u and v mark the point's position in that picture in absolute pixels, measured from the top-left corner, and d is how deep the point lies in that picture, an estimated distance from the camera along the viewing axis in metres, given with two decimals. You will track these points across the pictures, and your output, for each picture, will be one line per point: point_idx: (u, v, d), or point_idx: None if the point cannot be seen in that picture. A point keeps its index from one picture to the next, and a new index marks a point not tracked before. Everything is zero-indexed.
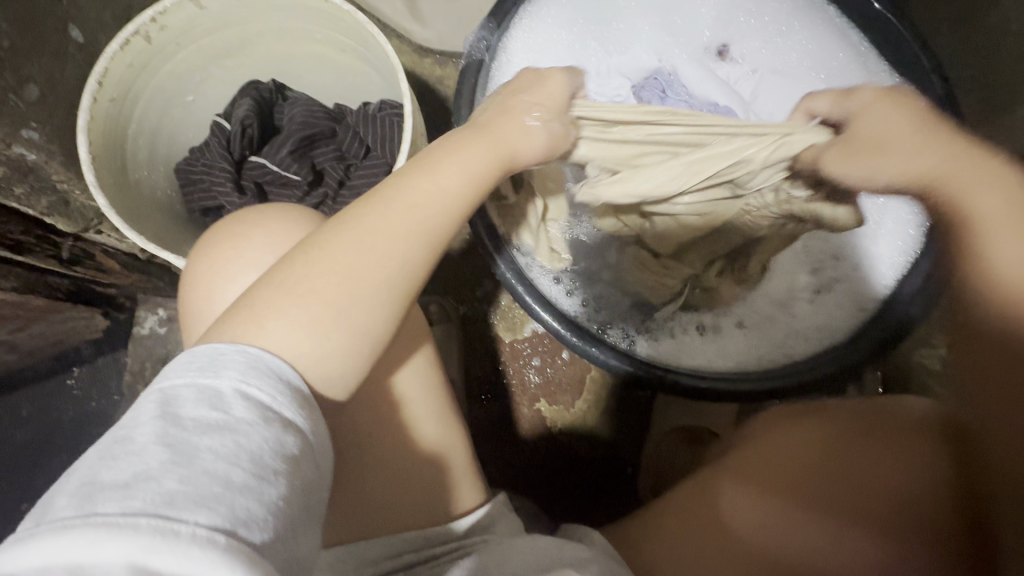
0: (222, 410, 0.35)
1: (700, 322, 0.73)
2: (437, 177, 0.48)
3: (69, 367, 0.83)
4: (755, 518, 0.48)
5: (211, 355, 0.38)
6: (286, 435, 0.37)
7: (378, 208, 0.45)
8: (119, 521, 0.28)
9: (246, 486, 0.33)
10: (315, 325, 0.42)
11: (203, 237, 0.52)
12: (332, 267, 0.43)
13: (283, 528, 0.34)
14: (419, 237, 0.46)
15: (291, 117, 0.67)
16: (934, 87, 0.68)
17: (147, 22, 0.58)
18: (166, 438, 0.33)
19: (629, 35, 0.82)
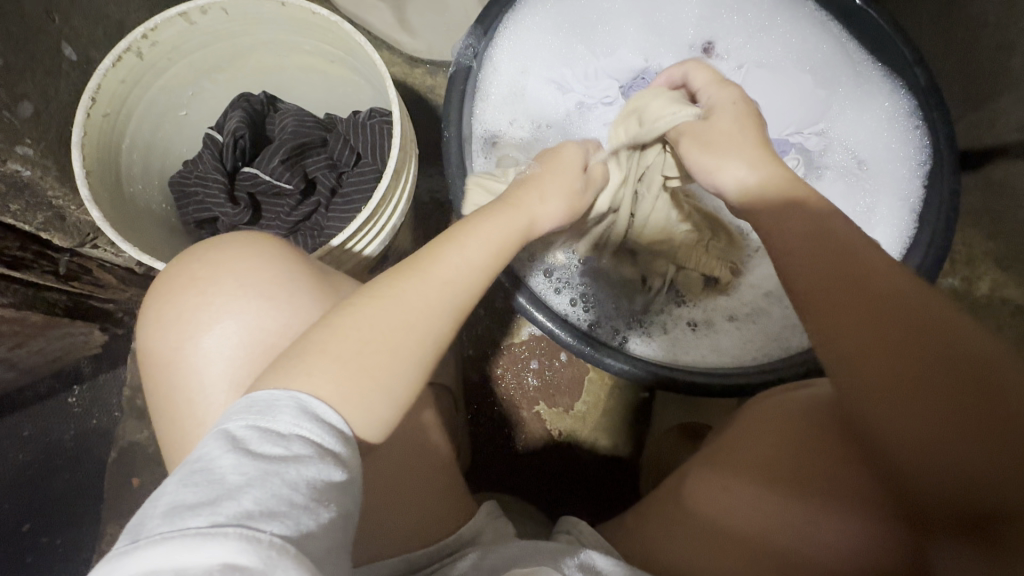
0: (284, 442, 0.36)
1: (691, 318, 0.74)
2: (466, 242, 0.49)
3: (70, 386, 0.83)
4: (737, 511, 0.48)
5: (266, 399, 0.38)
6: (339, 467, 0.37)
7: (416, 282, 0.45)
8: (208, 530, 0.30)
9: (309, 507, 0.34)
10: (352, 392, 0.40)
11: (155, 287, 0.49)
12: (368, 332, 0.42)
13: (337, 548, 0.35)
14: (451, 311, 0.46)
15: (282, 128, 0.68)
16: (918, 79, 0.70)
17: (139, 38, 0.59)
18: (239, 463, 0.34)
19: (614, 37, 0.83)
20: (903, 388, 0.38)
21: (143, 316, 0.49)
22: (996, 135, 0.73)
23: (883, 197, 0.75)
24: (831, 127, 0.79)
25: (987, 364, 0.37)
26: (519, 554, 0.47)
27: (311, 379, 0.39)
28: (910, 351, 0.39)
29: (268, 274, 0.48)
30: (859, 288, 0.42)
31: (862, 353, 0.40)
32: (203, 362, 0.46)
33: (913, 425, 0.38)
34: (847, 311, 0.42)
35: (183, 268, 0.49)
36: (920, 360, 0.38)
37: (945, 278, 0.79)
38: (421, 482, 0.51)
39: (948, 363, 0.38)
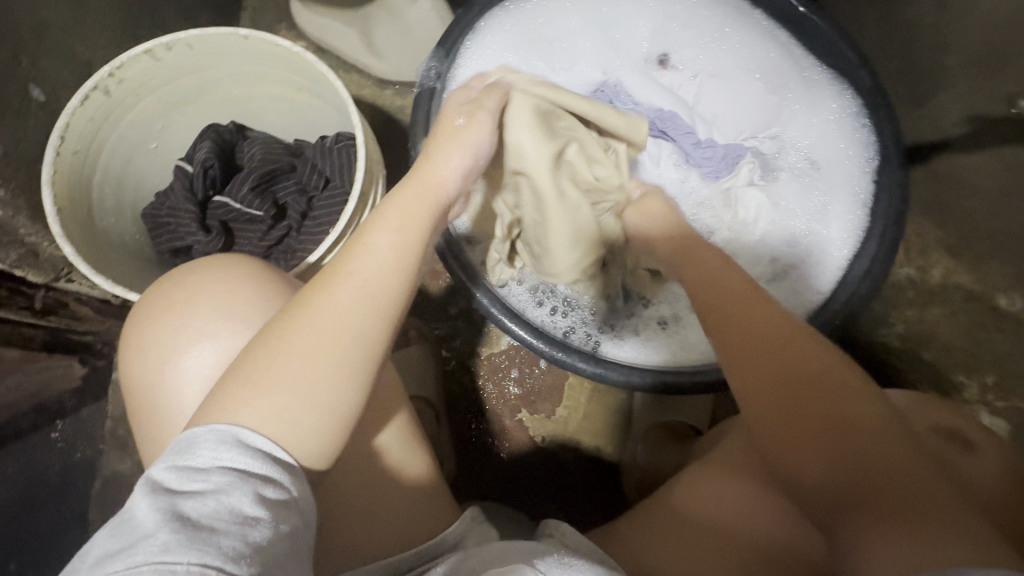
0: (204, 475, 0.37)
1: (660, 317, 0.76)
2: (374, 243, 0.47)
3: (53, 420, 0.80)
4: (724, 503, 0.53)
5: (187, 438, 0.40)
6: (267, 486, 0.39)
7: (329, 287, 0.44)
8: (123, 572, 0.31)
9: (233, 529, 0.35)
10: (278, 410, 0.41)
11: (133, 310, 0.51)
12: (289, 353, 0.42)
13: (271, 565, 0.35)
14: (370, 310, 0.44)
15: (251, 156, 0.70)
16: (863, 80, 0.74)
17: (105, 77, 0.61)
18: (156, 503, 0.36)
19: (573, 53, 0.87)
20: (790, 417, 0.45)
21: (126, 342, 0.50)
22: (939, 130, 0.77)
23: (837, 194, 0.78)
24: (782, 131, 0.83)
25: (865, 405, 0.44)
26: (496, 554, 0.48)
27: (239, 412, 0.41)
28: (795, 383, 0.45)
29: (249, 297, 0.50)
30: (755, 328, 0.48)
31: (758, 383, 0.46)
32: (185, 385, 0.47)
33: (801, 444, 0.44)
34: (744, 345, 0.48)
35: (165, 294, 0.50)
36: (816, 396, 0.44)
37: (900, 268, 0.83)
38: (396, 490, 0.53)
39: (835, 401, 0.44)
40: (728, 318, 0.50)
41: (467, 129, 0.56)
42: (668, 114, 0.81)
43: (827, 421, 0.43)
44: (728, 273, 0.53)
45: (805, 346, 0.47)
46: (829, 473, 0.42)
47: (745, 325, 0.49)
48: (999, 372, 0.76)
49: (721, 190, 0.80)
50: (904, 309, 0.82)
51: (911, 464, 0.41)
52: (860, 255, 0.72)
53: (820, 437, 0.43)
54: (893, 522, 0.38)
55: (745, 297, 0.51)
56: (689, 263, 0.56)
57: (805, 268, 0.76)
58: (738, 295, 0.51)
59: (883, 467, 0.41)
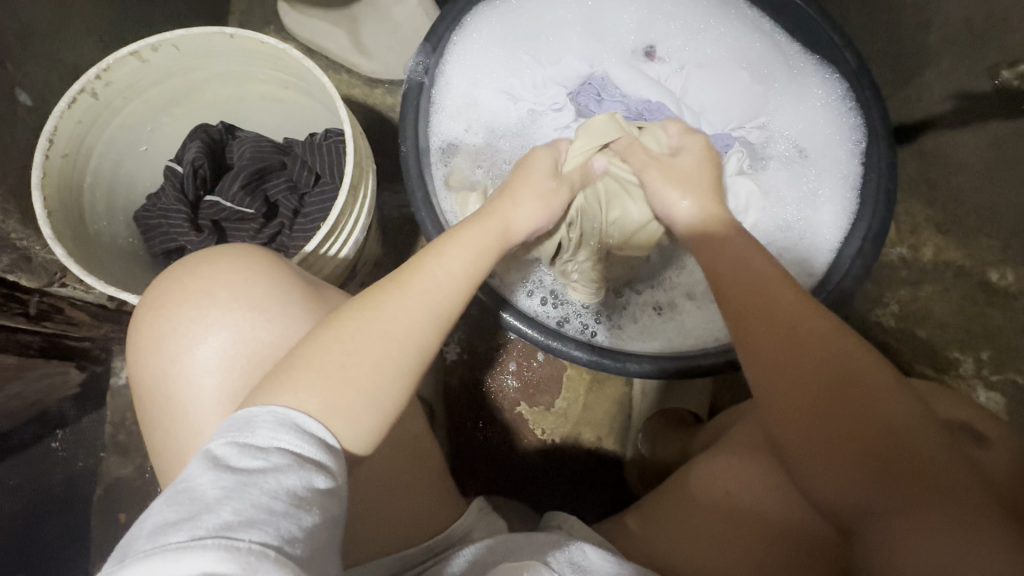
0: (264, 454, 0.37)
1: (656, 303, 0.77)
2: (449, 266, 0.50)
3: (53, 430, 0.80)
4: (738, 494, 0.53)
5: (245, 417, 0.39)
6: (319, 474, 0.38)
7: (402, 294, 0.47)
8: (187, 543, 0.31)
9: (289, 512, 0.34)
10: (340, 406, 0.42)
11: (142, 301, 0.51)
12: (363, 353, 0.44)
13: (321, 552, 0.35)
14: (433, 321, 0.47)
15: (240, 155, 0.70)
16: (848, 63, 0.74)
17: (92, 79, 0.61)
18: (217, 478, 0.35)
19: (560, 46, 0.87)
20: (807, 421, 0.44)
21: (136, 332, 0.50)
22: (925, 109, 0.77)
23: (827, 177, 0.78)
24: (770, 120, 0.83)
25: (895, 402, 0.43)
26: (506, 544, 0.50)
27: (301, 396, 0.41)
28: (816, 384, 0.44)
29: (259, 285, 0.50)
30: (778, 327, 0.48)
31: (779, 384, 0.46)
32: (194, 374, 0.47)
33: (821, 446, 0.44)
34: (765, 342, 0.48)
35: (176, 282, 0.50)
36: (841, 399, 0.44)
37: (893, 248, 0.82)
38: (410, 483, 0.52)
39: (862, 401, 0.43)
40: (750, 315, 0.49)
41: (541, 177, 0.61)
42: (655, 104, 0.81)
43: (855, 424, 0.43)
44: (756, 269, 0.52)
45: (830, 342, 0.46)
46: (849, 476, 0.42)
47: (772, 323, 0.48)
48: (992, 347, 0.76)
49: None
50: (898, 288, 0.82)
51: (938, 462, 0.40)
52: (854, 234, 0.72)
53: (845, 441, 0.43)
54: (928, 523, 0.39)
55: (770, 289, 0.50)
56: (710, 254, 0.56)
57: (799, 250, 0.77)
58: (765, 288, 0.50)
59: (911, 467, 0.41)
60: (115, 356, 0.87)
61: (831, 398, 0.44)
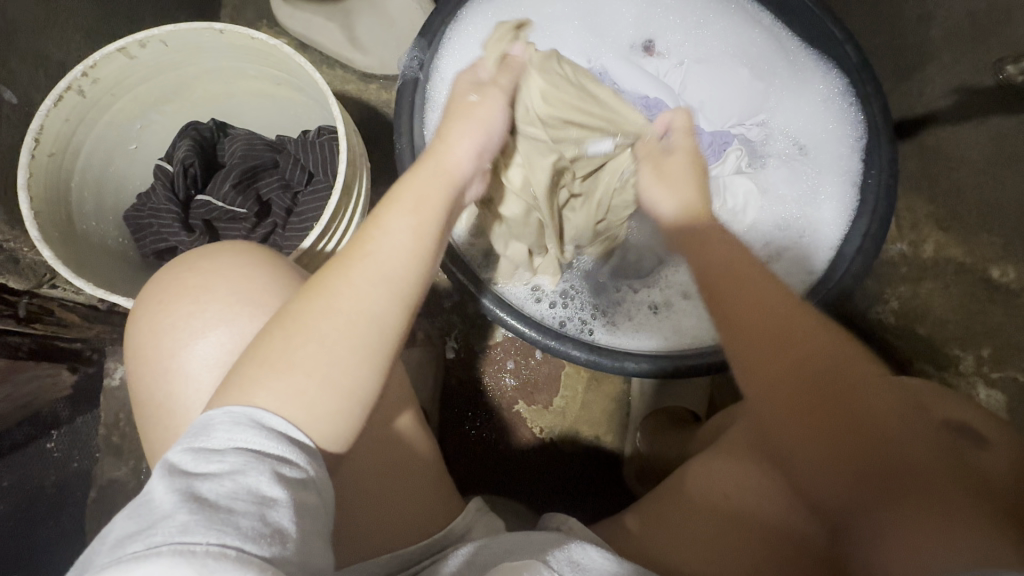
0: (220, 457, 0.36)
1: (652, 301, 0.76)
2: (390, 227, 0.46)
3: (47, 431, 0.80)
4: (733, 497, 0.52)
5: (200, 422, 0.38)
6: (282, 466, 0.37)
7: (345, 272, 0.43)
8: (143, 553, 0.31)
9: (250, 510, 0.34)
10: (298, 395, 0.40)
11: (143, 294, 0.50)
12: (307, 337, 0.42)
13: (292, 543, 0.35)
14: (381, 287, 0.44)
15: (232, 153, 0.69)
16: (849, 56, 0.73)
17: (78, 77, 0.59)
18: (174, 484, 0.34)
19: (557, 40, 0.86)
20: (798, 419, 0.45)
21: (133, 329, 0.49)
22: (926, 104, 0.77)
23: (827, 174, 0.77)
24: (770, 117, 0.82)
25: (870, 397, 0.43)
26: (506, 544, 0.49)
27: (259, 393, 0.40)
28: (806, 383, 0.44)
29: (257, 286, 0.49)
30: (762, 328, 0.47)
31: (767, 386, 0.46)
32: (189, 376, 0.46)
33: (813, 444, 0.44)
34: (751, 343, 0.47)
35: (171, 281, 0.49)
36: (831, 396, 0.44)
37: (893, 244, 0.83)
38: (407, 483, 0.52)
39: (851, 397, 0.43)
40: (736, 313, 0.49)
41: (477, 108, 0.54)
42: (651, 100, 0.78)
43: (847, 421, 0.43)
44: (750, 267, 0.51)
45: (815, 341, 0.46)
46: (844, 474, 0.43)
47: (759, 322, 0.47)
48: (993, 344, 0.75)
49: (708, 178, 0.78)
50: (899, 285, 0.82)
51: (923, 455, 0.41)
52: (853, 231, 0.71)
53: (835, 438, 0.43)
54: (914, 529, 0.39)
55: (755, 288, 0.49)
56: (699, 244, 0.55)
57: (799, 247, 0.76)
58: (750, 284, 0.50)
59: (899, 471, 0.41)
60: (108, 357, 0.85)
61: (820, 396, 0.44)
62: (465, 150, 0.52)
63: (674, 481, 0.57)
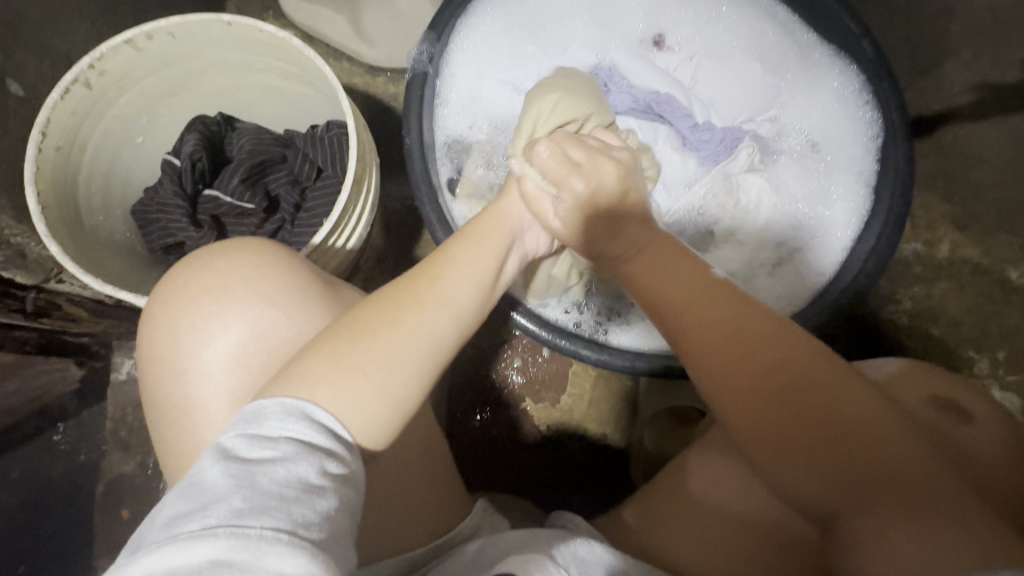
0: (273, 443, 0.36)
1: None
2: (457, 257, 0.48)
3: (55, 423, 0.80)
4: (720, 498, 0.51)
5: (253, 409, 0.38)
6: (330, 460, 0.36)
7: (413, 288, 0.45)
8: (199, 533, 0.31)
9: (300, 498, 0.33)
10: (354, 397, 0.40)
11: (153, 291, 0.49)
12: (371, 341, 0.41)
13: (338, 537, 0.34)
14: (450, 315, 0.45)
15: (240, 148, 0.68)
16: (866, 52, 0.71)
17: (85, 69, 0.58)
18: (227, 468, 0.34)
19: (567, 34, 0.84)
20: (764, 438, 0.42)
21: (142, 328, 0.48)
22: (945, 101, 0.75)
23: (841, 173, 0.76)
24: (781, 113, 0.81)
25: (856, 405, 0.41)
26: (512, 542, 0.49)
27: (316, 388, 0.39)
28: (769, 398, 0.42)
29: (268, 284, 0.48)
30: (719, 342, 0.44)
31: (738, 401, 0.43)
32: (201, 373, 0.46)
33: (781, 462, 0.42)
34: (716, 360, 0.44)
35: (181, 278, 0.49)
36: (792, 409, 0.41)
37: (907, 244, 0.79)
38: (419, 482, 0.51)
39: (808, 405, 0.41)
40: (693, 328, 0.45)
41: (539, 155, 0.60)
42: (663, 97, 0.79)
43: (811, 434, 0.41)
44: (697, 274, 0.48)
45: (781, 337, 0.43)
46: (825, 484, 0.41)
47: (710, 335, 0.44)
48: (1008, 347, 0.75)
49: (721, 175, 0.77)
50: (912, 286, 0.79)
51: (896, 461, 0.39)
52: (867, 231, 0.70)
53: (803, 454, 0.41)
54: (907, 544, 0.37)
55: (708, 300, 0.46)
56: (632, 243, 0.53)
57: (812, 247, 0.75)
58: (704, 295, 0.46)
59: (888, 479, 0.39)
60: (115, 352, 0.85)
61: (783, 411, 0.41)
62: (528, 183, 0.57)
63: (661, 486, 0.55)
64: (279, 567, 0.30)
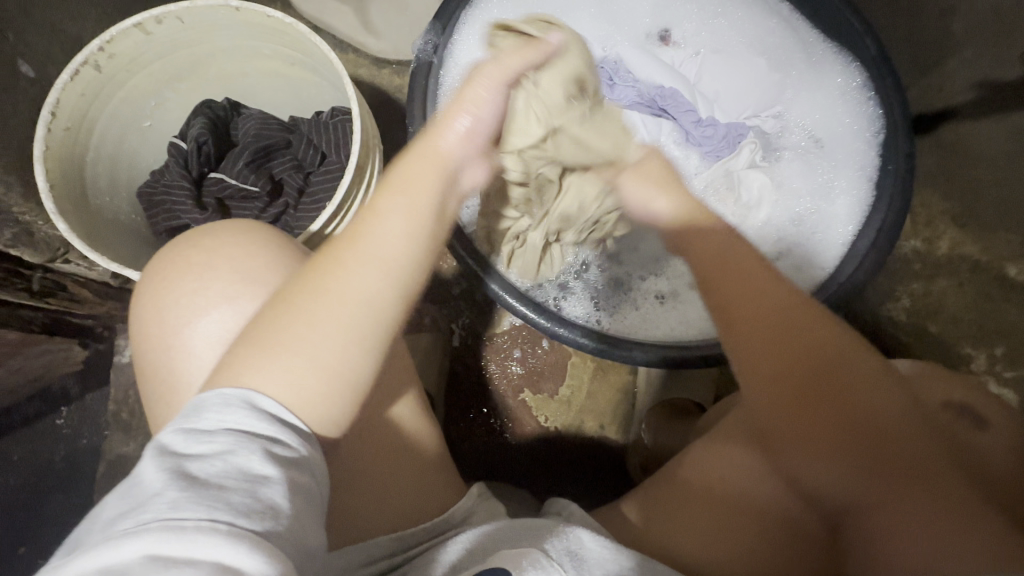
0: (211, 437, 0.36)
1: (659, 291, 0.76)
2: (384, 209, 0.42)
3: (58, 407, 0.82)
4: (726, 487, 0.51)
5: (192, 404, 0.38)
6: (274, 446, 0.37)
7: (331, 252, 0.42)
8: (133, 529, 0.31)
9: (241, 487, 0.34)
10: (298, 376, 0.39)
11: (154, 264, 0.49)
12: (294, 317, 0.40)
13: (285, 521, 0.34)
14: (375, 268, 0.41)
15: (245, 131, 0.69)
16: (868, 48, 0.71)
17: (95, 51, 0.60)
18: (163, 464, 0.34)
19: (572, 26, 0.85)
20: (793, 414, 0.44)
21: (141, 303, 0.49)
22: (945, 99, 0.75)
23: (843, 168, 0.76)
24: (786, 109, 0.81)
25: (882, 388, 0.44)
26: (504, 532, 0.49)
27: (257, 378, 0.39)
28: (802, 378, 0.44)
29: (269, 261, 0.49)
30: (763, 318, 0.45)
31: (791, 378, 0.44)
32: (201, 347, 0.46)
33: (809, 437, 0.44)
34: (757, 337, 0.45)
35: (181, 254, 0.49)
36: (821, 389, 0.44)
37: (906, 240, 0.81)
38: (410, 465, 0.52)
39: (838, 388, 0.44)
40: (738, 305, 0.46)
41: (485, 75, 0.46)
42: (667, 90, 0.79)
43: (840, 419, 0.43)
44: (738, 249, 0.48)
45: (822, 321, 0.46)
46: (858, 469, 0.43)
47: (752, 311, 0.45)
48: (1007, 344, 0.75)
49: (723, 171, 0.78)
50: (910, 282, 0.81)
51: (912, 448, 0.43)
52: (867, 226, 0.70)
53: (830, 433, 0.44)
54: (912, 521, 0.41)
55: (743, 276, 0.47)
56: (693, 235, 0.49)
57: (810, 242, 0.76)
58: (742, 272, 0.47)
59: (905, 464, 0.43)
60: (119, 334, 0.86)
61: (828, 387, 0.43)
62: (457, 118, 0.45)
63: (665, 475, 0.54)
64: (219, 557, 0.30)
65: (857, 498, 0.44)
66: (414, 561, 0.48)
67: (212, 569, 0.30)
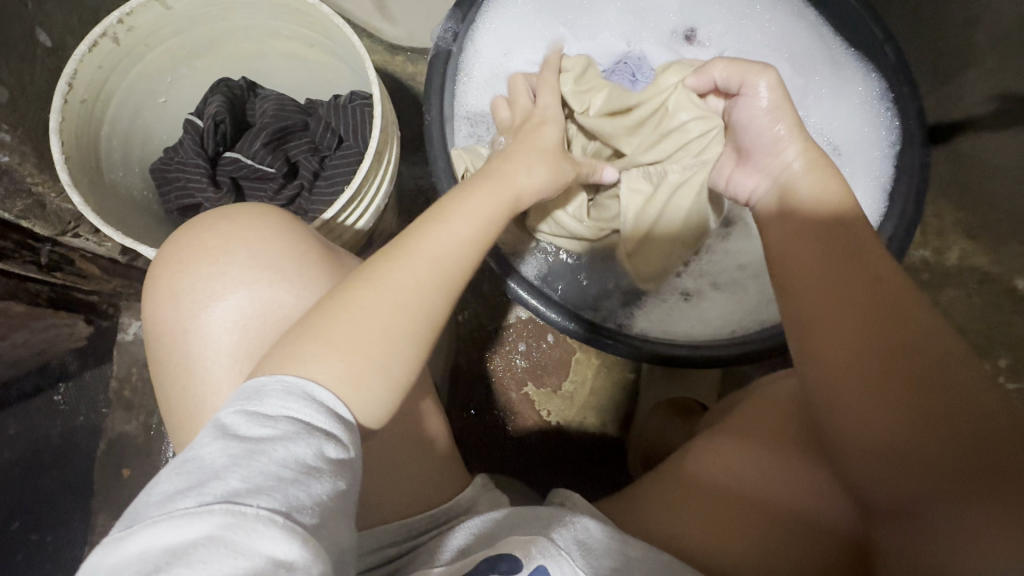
0: (272, 422, 0.35)
1: (683, 288, 0.74)
2: (452, 226, 0.46)
3: (55, 383, 0.81)
4: (740, 476, 0.52)
5: (254, 385, 0.37)
6: (330, 442, 0.36)
7: (403, 259, 0.44)
8: (196, 509, 0.30)
9: (297, 480, 0.33)
10: (348, 375, 0.40)
11: (172, 238, 0.49)
12: (370, 324, 0.41)
13: (331, 519, 0.34)
14: (440, 287, 0.44)
15: (263, 112, 0.69)
16: (887, 57, 0.73)
17: (114, 23, 0.60)
18: (228, 446, 0.34)
19: (596, 21, 0.84)
20: (852, 408, 0.44)
21: (155, 278, 0.48)
22: (964, 109, 0.76)
23: (859, 175, 0.76)
24: (807, 116, 0.80)
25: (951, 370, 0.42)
26: (510, 520, 0.48)
27: (313, 365, 0.39)
28: (876, 357, 0.44)
29: (291, 241, 0.48)
30: (854, 301, 0.46)
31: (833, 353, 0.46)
32: (214, 332, 0.45)
33: (876, 439, 0.43)
34: (827, 307, 0.47)
35: (198, 234, 0.48)
36: (898, 391, 0.43)
37: (916, 249, 0.83)
38: (418, 455, 0.51)
39: (918, 377, 0.42)
40: (813, 287, 0.48)
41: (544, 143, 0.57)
42: None
43: (906, 398, 0.42)
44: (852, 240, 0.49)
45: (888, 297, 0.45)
46: (908, 460, 0.42)
47: (844, 298, 0.46)
48: (1010, 355, 0.77)
49: None
50: (920, 291, 0.80)
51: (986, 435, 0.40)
52: (877, 235, 0.70)
53: (897, 417, 0.42)
54: (958, 517, 0.39)
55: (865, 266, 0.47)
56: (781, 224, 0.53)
57: None
58: (826, 267, 0.48)
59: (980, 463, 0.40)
60: (123, 312, 0.85)
61: (893, 361, 0.43)
62: (528, 165, 0.54)
63: (685, 457, 0.56)
64: (272, 550, 0.30)
65: (907, 492, 0.42)
66: (419, 550, 0.48)
67: (267, 562, 0.30)
